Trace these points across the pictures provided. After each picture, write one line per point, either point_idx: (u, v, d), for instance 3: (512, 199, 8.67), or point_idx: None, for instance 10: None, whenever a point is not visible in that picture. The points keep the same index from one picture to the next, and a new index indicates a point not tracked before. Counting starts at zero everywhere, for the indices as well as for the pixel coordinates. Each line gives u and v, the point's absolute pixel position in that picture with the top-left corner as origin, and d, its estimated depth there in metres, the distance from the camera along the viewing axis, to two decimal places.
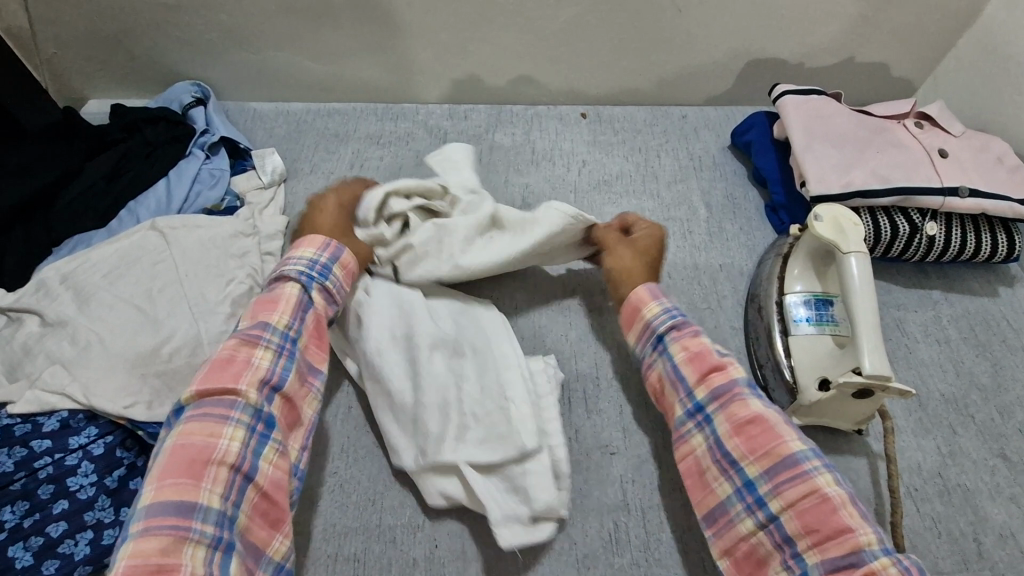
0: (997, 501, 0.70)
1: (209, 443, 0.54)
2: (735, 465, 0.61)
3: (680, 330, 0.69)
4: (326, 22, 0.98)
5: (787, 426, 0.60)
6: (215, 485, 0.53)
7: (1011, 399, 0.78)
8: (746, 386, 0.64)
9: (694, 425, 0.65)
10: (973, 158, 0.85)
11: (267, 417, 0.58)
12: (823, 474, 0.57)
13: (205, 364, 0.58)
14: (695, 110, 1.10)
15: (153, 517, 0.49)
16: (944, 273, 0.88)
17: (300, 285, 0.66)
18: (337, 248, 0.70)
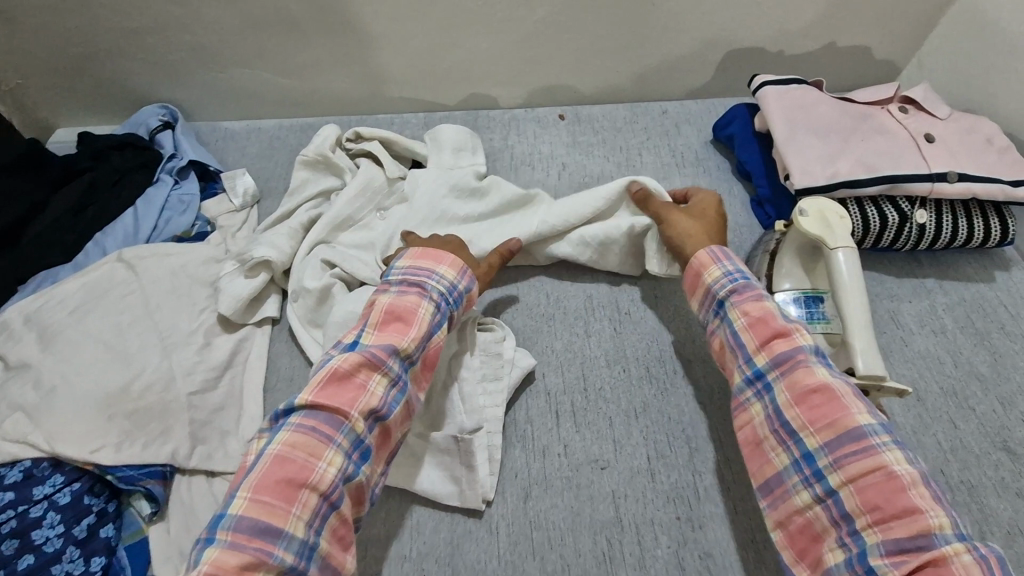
0: (1003, 497, 0.68)
1: (310, 463, 0.53)
2: (794, 435, 0.56)
3: (742, 293, 0.64)
4: (289, 36, 0.95)
5: (855, 398, 0.54)
6: (304, 511, 0.51)
7: (1013, 388, 0.75)
8: (814, 354, 0.58)
9: (752, 394, 0.60)
10: (961, 141, 0.82)
11: (364, 447, 0.57)
12: (892, 451, 0.51)
13: (323, 373, 0.58)
14: (676, 105, 1.07)
15: (241, 531, 0.48)
16: (937, 260, 0.86)
17: (435, 309, 0.66)
18: (470, 279, 0.72)
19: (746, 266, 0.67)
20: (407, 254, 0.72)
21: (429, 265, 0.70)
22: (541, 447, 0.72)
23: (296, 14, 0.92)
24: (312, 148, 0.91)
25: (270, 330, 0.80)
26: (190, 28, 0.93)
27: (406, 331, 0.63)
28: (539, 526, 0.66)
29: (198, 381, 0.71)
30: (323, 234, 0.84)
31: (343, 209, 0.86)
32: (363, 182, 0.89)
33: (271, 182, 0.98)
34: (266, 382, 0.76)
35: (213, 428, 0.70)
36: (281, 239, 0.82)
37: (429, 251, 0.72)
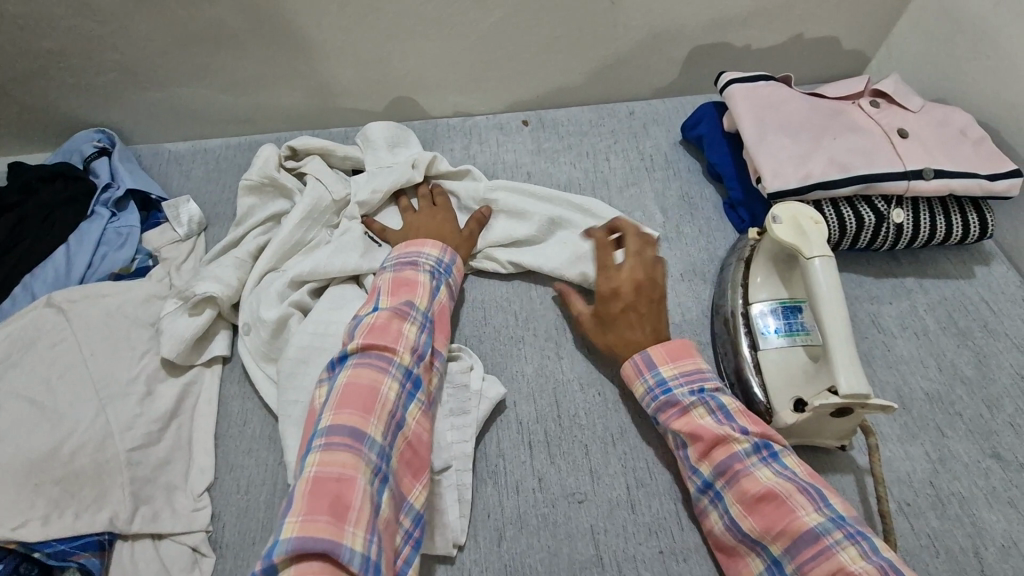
0: (995, 507, 0.65)
1: (375, 386, 0.57)
2: (757, 544, 0.56)
3: (669, 409, 0.64)
4: (229, 51, 0.89)
5: (800, 498, 0.55)
6: (381, 423, 0.56)
7: (999, 390, 0.73)
8: (753, 456, 0.59)
9: (709, 501, 0.61)
10: (935, 134, 0.79)
11: (415, 378, 0.61)
12: (847, 550, 0.51)
13: (362, 325, 0.63)
14: (642, 105, 1.03)
15: (334, 433, 0.53)
16: (917, 258, 0.83)
17: (432, 279, 0.70)
18: (455, 254, 0.75)
19: (674, 367, 0.66)
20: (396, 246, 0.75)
21: (415, 248, 0.73)
22: (514, 482, 0.68)
23: (232, 26, 0.86)
24: (255, 171, 0.86)
25: (220, 370, 0.75)
26: (118, 47, 0.87)
27: (415, 291, 0.68)
28: (514, 570, 0.62)
29: (138, 436, 0.66)
30: (272, 261, 0.79)
31: (292, 233, 0.81)
32: (311, 203, 0.83)
33: (219, 207, 0.93)
34: (217, 429, 0.71)
35: (158, 485, 0.65)
36: (226, 272, 0.77)
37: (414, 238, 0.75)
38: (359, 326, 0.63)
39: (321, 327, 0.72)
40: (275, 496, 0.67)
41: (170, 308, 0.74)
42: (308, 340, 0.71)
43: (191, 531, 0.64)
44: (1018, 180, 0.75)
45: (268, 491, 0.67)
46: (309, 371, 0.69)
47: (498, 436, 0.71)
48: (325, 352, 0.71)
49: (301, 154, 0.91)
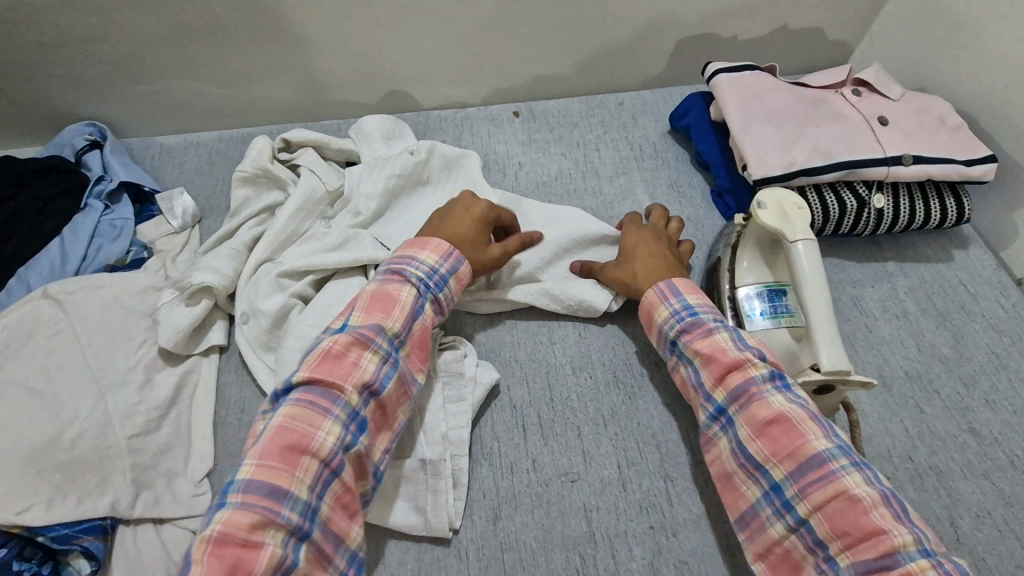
0: (970, 480, 0.68)
1: (310, 434, 0.54)
2: (760, 468, 0.58)
3: (691, 332, 0.65)
4: (221, 44, 0.89)
5: (811, 423, 0.56)
6: (307, 477, 0.53)
7: (975, 368, 0.75)
8: (769, 382, 0.60)
9: (718, 428, 0.62)
10: (915, 122, 0.81)
11: (360, 419, 0.58)
12: (851, 474, 0.53)
13: (315, 351, 0.59)
14: (631, 95, 1.05)
15: (249, 493, 0.50)
16: (897, 243, 0.86)
17: (416, 293, 0.66)
18: (457, 260, 0.70)
19: (699, 298, 0.68)
20: (405, 242, 0.72)
21: (411, 252, 0.68)
22: (508, 464, 0.69)
23: (223, 18, 0.86)
24: (249, 163, 0.87)
25: (218, 359, 0.76)
26: (109, 39, 0.87)
27: (388, 312, 0.63)
28: (509, 547, 0.64)
29: (138, 423, 0.67)
30: (268, 251, 0.80)
31: (287, 224, 0.82)
32: (305, 194, 0.84)
33: (213, 200, 0.93)
34: (215, 416, 0.72)
35: (158, 471, 0.66)
36: (222, 262, 0.78)
37: (418, 238, 0.71)
38: (313, 352, 0.59)
39: (319, 316, 0.73)
40: None
41: (165, 300, 0.75)
42: (305, 329, 0.72)
43: (192, 515, 0.65)
44: (993, 166, 0.78)
45: None
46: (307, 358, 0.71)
47: (493, 422, 0.72)
48: None
49: (294, 146, 0.92)
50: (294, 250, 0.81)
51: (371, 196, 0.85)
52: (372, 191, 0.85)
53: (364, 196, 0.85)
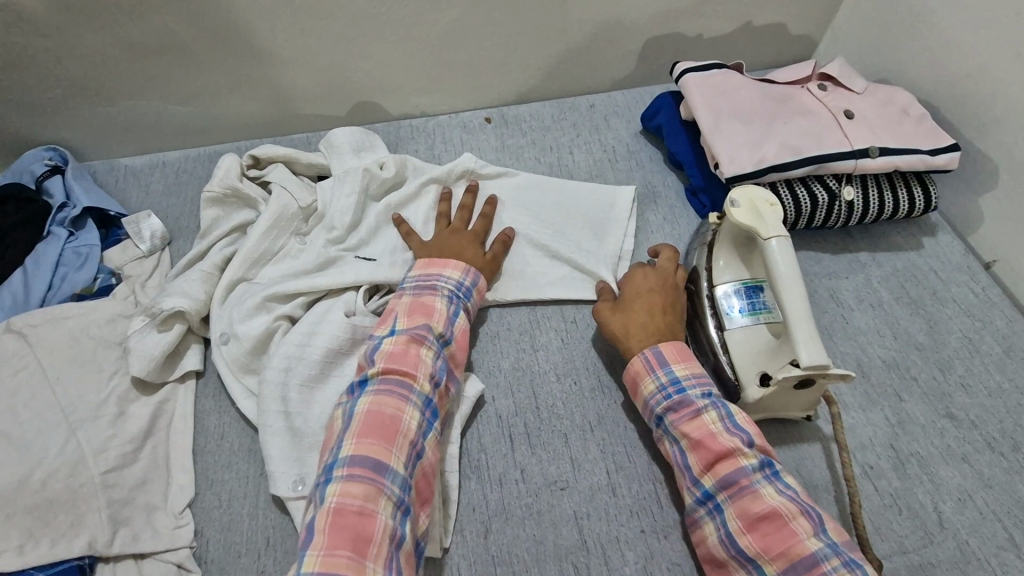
0: (951, 464, 0.69)
1: (397, 416, 0.60)
2: (751, 561, 0.56)
3: (679, 411, 0.64)
4: (183, 61, 0.87)
5: (803, 520, 0.55)
6: (401, 453, 0.58)
7: (950, 353, 0.77)
8: (758, 472, 0.59)
9: (705, 513, 0.61)
10: (880, 114, 0.82)
11: (434, 406, 0.63)
12: (845, 575, 0.52)
13: (380, 351, 0.65)
14: (602, 97, 1.05)
15: (357, 466, 0.55)
16: (869, 233, 0.87)
17: (449, 301, 0.71)
18: (476, 274, 0.76)
19: (686, 368, 0.67)
20: (416, 263, 0.76)
21: (435, 270, 0.74)
22: (497, 476, 0.69)
23: (182, 37, 0.84)
24: (217, 183, 0.85)
25: (194, 385, 0.74)
26: (65, 61, 0.84)
27: (431, 315, 0.69)
28: (502, 560, 0.64)
29: (113, 457, 0.65)
30: (242, 271, 0.79)
31: (259, 243, 0.81)
32: (277, 212, 0.83)
33: (182, 220, 0.91)
34: (194, 444, 0.71)
35: (137, 506, 0.64)
36: (194, 286, 0.76)
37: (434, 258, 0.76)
38: (377, 352, 0.65)
39: (301, 335, 0.72)
40: (258, 506, 0.67)
41: (133, 328, 0.73)
42: (287, 350, 0.70)
43: (175, 548, 0.63)
44: (956, 154, 0.79)
45: (251, 502, 0.67)
46: (289, 380, 0.69)
47: (478, 432, 0.71)
48: (305, 361, 0.70)
49: (263, 163, 0.90)
50: (269, 271, 0.80)
51: (345, 211, 0.84)
52: (347, 207, 0.84)
53: (340, 209, 0.84)
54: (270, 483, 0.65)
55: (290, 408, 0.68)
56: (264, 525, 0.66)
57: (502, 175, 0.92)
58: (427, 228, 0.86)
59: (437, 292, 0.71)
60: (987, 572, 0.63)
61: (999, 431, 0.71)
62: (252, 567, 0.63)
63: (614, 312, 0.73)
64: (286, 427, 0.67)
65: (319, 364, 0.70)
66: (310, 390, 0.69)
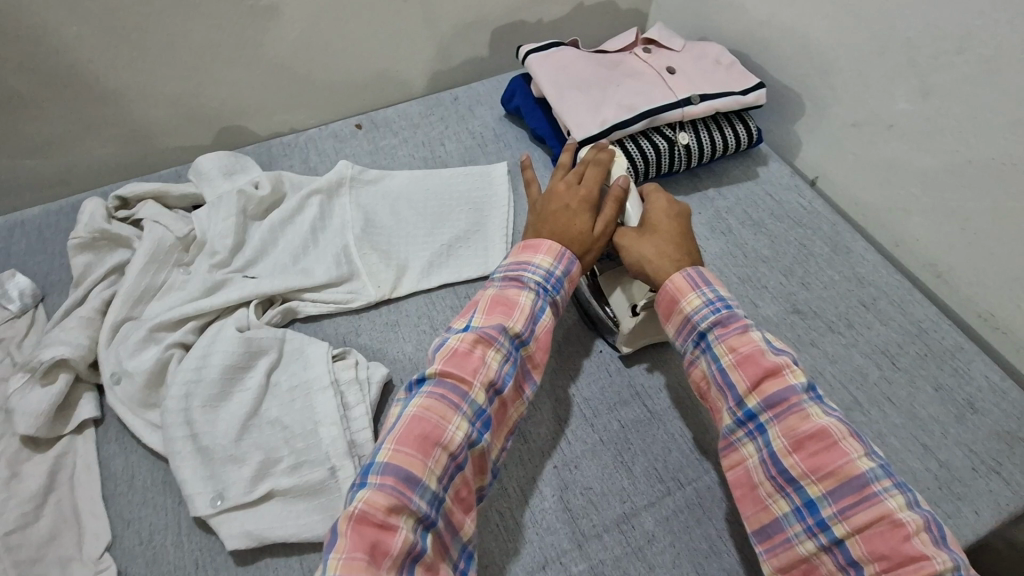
0: (802, 350, 0.81)
1: (442, 425, 0.56)
2: (792, 484, 0.56)
3: (725, 328, 0.62)
4: (19, 112, 0.84)
5: (854, 441, 0.55)
6: (438, 466, 0.55)
7: (790, 260, 0.89)
8: (806, 392, 0.58)
9: (745, 434, 0.60)
10: (697, 66, 0.94)
11: (486, 417, 0.60)
12: (894, 497, 0.51)
13: (447, 346, 0.61)
14: (464, 89, 1.11)
15: (389, 474, 0.52)
16: (712, 172, 0.99)
17: (534, 295, 0.67)
18: (571, 260, 0.70)
19: (727, 291, 0.65)
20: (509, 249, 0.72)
21: (526, 257, 0.69)
22: None
23: (16, 88, 0.81)
24: (82, 228, 0.83)
25: (93, 433, 0.73)
26: None
27: (511, 313, 0.65)
28: None
29: (12, 519, 0.64)
30: (125, 310, 0.78)
31: (139, 279, 0.80)
32: (152, 246, 0.82)
33: (52, 275, 0.88)
34: (103, 490, 0.69)
35: (49, 562, 0.63)
36: (74, 333, 0.74)
37: (528, 241, 0.71)
38: (446, 346, 0.62)
39: (195, 359, 0.72)
40: (182, 532, 0.67)
41: (14, 388, 0.71)
42: (184, 375, 0.70)
43: None
44: (762, 91, 0.91)
45: (174, 530, 0.67)
46: (190, 403, 0.69)
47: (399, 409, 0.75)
48: (204, 381, 0.71)
49: (132, 202, 0.89)
50: (155, 304, 0.79)
51: (224, 234, 0.84)
52: (225, 229, 0.85)
53: (219, 231, 0.85)
54: (188, 506, 0.66)
55: (196, 430, 0.68)
56: (190, 548, 0.66)
57: (379, 177, 0.96)
58: (310, 234, 0.88)
59: (523, 284, 0.67)
60: None
61: (836, 315, 0.84)
62: None
63: (643, 238, 0.72)
64: (195, 449, 0.68)
65: (220, 383, 0.71)
66: (215, 409, 0.70)
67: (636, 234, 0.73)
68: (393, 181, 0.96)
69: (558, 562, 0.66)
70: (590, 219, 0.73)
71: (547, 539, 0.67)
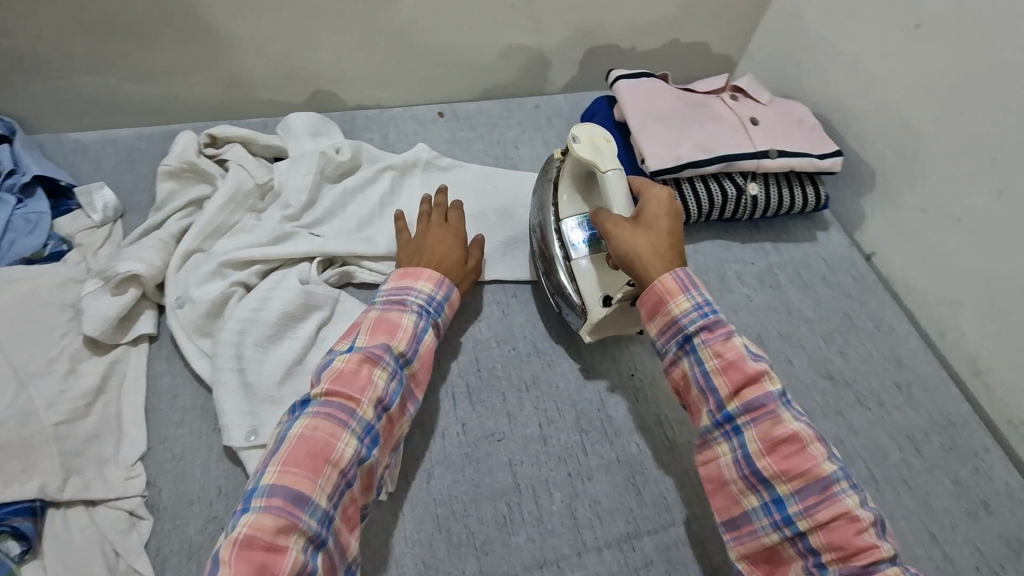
0: (829, 417, 0.81)
1: (330, 443, 0.58)
2: (762, 482, 0.59)
3: (712, 332, 0.63)
4: (140, 39, 0.90)
5: (819, 444, 0.59)
6: (328, 484, 0.56)
7: (833, 327, 0.90)
8: (779, 398, 0.61)
9: (720, 434, 0.62)
10: (780, 122, 0.96)
11: (374, 433, 0.62)
12: (851, 496, 0.57)
13: (331, 369, 0.63)
14: (547, 99, 1.14)
15: (274, 497, 0.53)
16: (771, 226, 1.00)
17: (416, 317, 0.70)
18: (449, 289, 0.75)
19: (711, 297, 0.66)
20: (391, 276, 0.75)
21: (408, 283, 0.73)
22: (440, 430, 0.75)
23: (143, 17, 0.87)
24: (174, 157, 0.88)
25: (147, 348, 0.77)
26: (17, 33, 0.85)
27: (394, 334, 0.67)
28: (443, 502, 0.70)
29: (64, 411, 0.68)
30: (197, 241, 0.82)
31: (215, 216, 0.84)
32: (233, 187, 0.87)
33: (135, 195, 0.93)
34: (146, 403, 0.73)
35: (88, 457, 0.67)
36: (149, 252, 0.79)
37: (407, 269, 0.74)
38: (330, 368, 0.63)
39: (255, 300, 0.76)
40: (211, 458, 0.70)
41: (85, 291, 0.75)
42: (243, 312, 0.75)
43: (127, 497, 0.66)
44: (839, 159, 0.93)
45: (204, 454, 0.70)
46: (244, 340, 0.73)
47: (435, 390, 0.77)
48: (260, 322, 0.74)
49: (220, 142, 0.94)
50: (225, 242, 0.83)
51: (300, 190, 0.89)
52: (302, 185, 0.89)
53: (296, 186, 0.89)
54: (223, 435, 0.69)
55: (244, 365, 0.72)
56: (216, 474, 0.69)
57: (453, 167, 0.99)
58: (378, 205, 0.92)
59: (405, 308, 0.70)
60: None
61: (868, 390, 0.84)
62: (204, 513, 0.67)
63: (639, 232, 0.69)
64: (240, 383, 0.71)
65: (274, 327, 0.75)
66: (266, 350, 0.74)
67: (632, 227, 0.70)
68: (464, 172, 0.99)
69: (555, 566, 0.67)
70: (462, 254, 0.80)
71: (549, 541, 0.69)
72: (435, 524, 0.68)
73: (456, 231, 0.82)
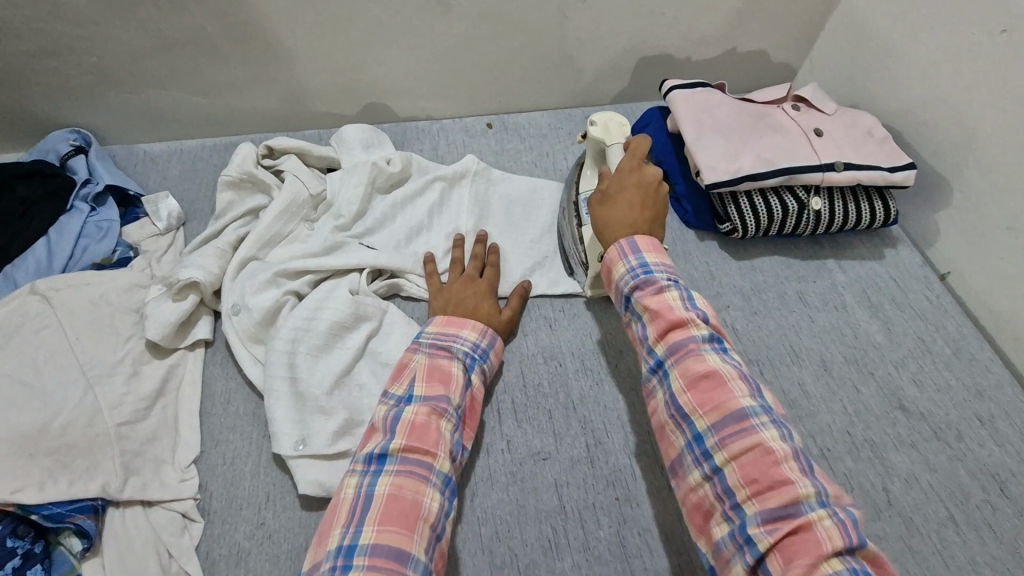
0: (901, 450, 0.76)
1: (417, 500, 0.56)
2: (686, 419, 0.55)
3: (644, 288, 0.61)
4: (205, 55, 0.93)
5: (742, 383, 0.54)
6: (423, 539, 0.54)
7: (904, 352, 0.84)
8: (707, 343, 0.57)
9: (655, 380, 0.59)
10: (846, 134, 0.91)
11: (452, 485, 0.61)
12: (769, 430, 0.51)
13: (402, 422, 0.61)
14: (597, 110, 1.13)
15: (378, 557, 0.51)
16: (835, 242, 0.95)
17: (465, 366, 0.69)
18: (492, 336, 0.74)
19: (657, 256, 0.64)
20: (434, 320, 0.73)
21: (453, 330, 0.71)
22: (484, 446, 0.74)
23: (208, 32, 0.90)
24: (233, 168, 0.90)
25: (203, 353, 0.80)
26: (96, 51, 0.90)
27: (450, 385, 0.66)
28: (486, 521, 0.69)
29: (126, 412, 0.70)
30: (253, 250, 0.84)
31: (271, 225, 0.86)
32: (288, 197, 0.88)
33: (197, 204, 0.97)
34: (201, 407, 0.75)
35: (146, 458, 0.69)
36: (209, 260, 0.81)
37: (450, 316, 0.73)
38: (399, 421, 0.61)
39: (308, 310, 0.77)
40: (261, 464, 0.71)
41: (150, 295, 0.78)
42: (295, 322, 0.76)
43: (181, 499, 0.68)
44: (913, 172, 0.87)
45: (254, 460, 0.72)
46: (296, 349, 0.74)
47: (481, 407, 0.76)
48: (312, 332, 0.76)
49: (277, 153, 0.96)
50: (279, 252, 0.86)
51: (352, 201, 0.90)
52: (354, 196, 0.90)
53: (348, 197, 0.90)
54: (272, 443, 0.70)
55: (296, 373, 0.73)
56: (265, 481, 0.70)
57: (500, 178, 0.98)
58: (428, 216, 0.92)
59: (454, 357, 0.69)
60: (928, 546, 0.69)
61: (945, 422, 0.78)
62: (253, 518, 0.68)
63: (601, 203, 0.70)
64: (290, 391, 0.72)
65: (324, 336, 0.76)
66: (317, 359, 0.75)
67: (597, 199, 0.71)
68: (512, 184, 0.99)
69: None
70: (494, 305, 0.79)
71: (595, 568, 0.66)
72: (478, 544, 0.67)
73: (488, 283, 0.82)
